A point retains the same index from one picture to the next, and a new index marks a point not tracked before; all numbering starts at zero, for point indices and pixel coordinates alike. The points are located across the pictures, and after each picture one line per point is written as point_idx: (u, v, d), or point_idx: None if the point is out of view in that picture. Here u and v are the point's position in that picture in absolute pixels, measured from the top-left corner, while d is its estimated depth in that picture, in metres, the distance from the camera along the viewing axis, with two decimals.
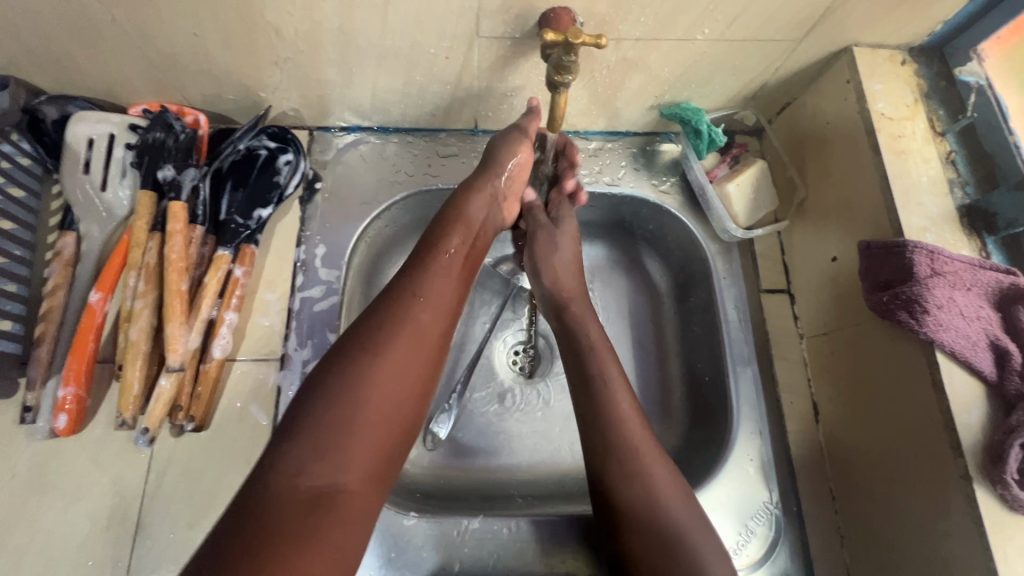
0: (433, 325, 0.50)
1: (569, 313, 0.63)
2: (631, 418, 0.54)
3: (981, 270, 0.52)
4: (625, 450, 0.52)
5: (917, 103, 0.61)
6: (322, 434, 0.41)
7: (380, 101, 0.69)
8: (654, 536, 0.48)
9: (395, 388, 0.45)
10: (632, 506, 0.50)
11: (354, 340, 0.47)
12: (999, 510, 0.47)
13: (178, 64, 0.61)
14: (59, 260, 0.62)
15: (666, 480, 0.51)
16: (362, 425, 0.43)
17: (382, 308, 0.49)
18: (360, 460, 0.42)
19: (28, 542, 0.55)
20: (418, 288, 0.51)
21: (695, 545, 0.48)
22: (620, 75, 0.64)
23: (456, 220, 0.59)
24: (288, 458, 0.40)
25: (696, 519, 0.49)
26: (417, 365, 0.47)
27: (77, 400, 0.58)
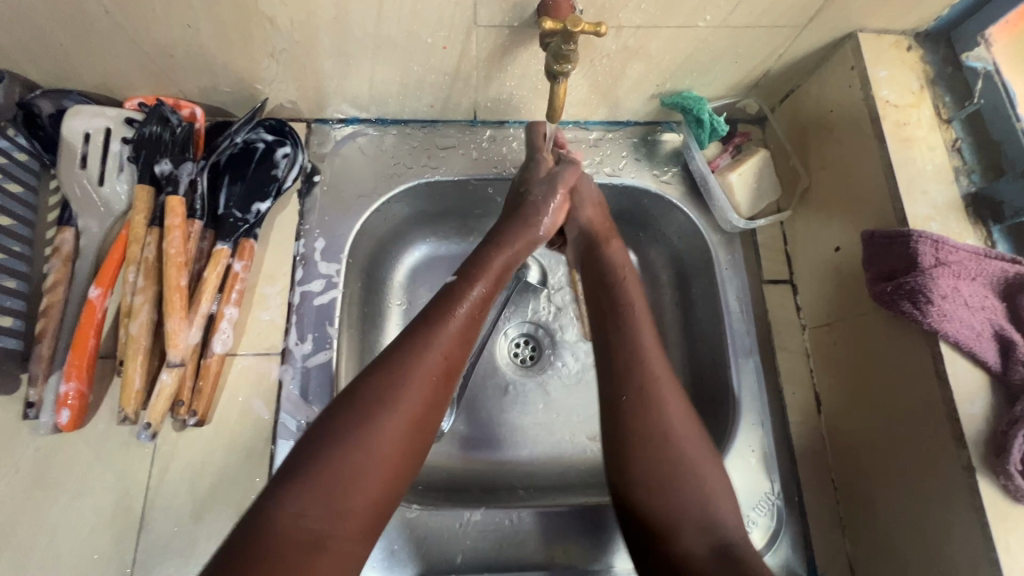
0: (447, 375, 0.50)
1: (604, 248, 0.64)
2: (649, 348, 0.55)
3: (986, 259, 0.52)
4: (641, 375, 0.52)
5: (923, 90, 0.60)
6: (327, 478, 0.42)
7: (378, 92, 0.68)
8: (664, 462, 0.49)
9: (403, 436, 0.45)
10: (645, 430, 0.50)
11: (367, 385, 0.46)
12: (1002, 501, 0.46)
13: (172, 57, 0.60)
14: (59, 256, 0.62)
15: (676, 407, 0.52)
16: (367, 471, 0.43)
17: (403, 350, 0.49)
18: (359, 506, 0.42)
19: (34, 536, 0.56)
20: (437, 336, 0.51)
21: (699, 472, 0.49)
22: (620, 63, 0.63)
23: (480, 267, 0.58)
24: (291, 499, 0.41)
25: (703, 445, 0.51)
26: (429, 412, 0.47)
27: (79, 396, 0.58)
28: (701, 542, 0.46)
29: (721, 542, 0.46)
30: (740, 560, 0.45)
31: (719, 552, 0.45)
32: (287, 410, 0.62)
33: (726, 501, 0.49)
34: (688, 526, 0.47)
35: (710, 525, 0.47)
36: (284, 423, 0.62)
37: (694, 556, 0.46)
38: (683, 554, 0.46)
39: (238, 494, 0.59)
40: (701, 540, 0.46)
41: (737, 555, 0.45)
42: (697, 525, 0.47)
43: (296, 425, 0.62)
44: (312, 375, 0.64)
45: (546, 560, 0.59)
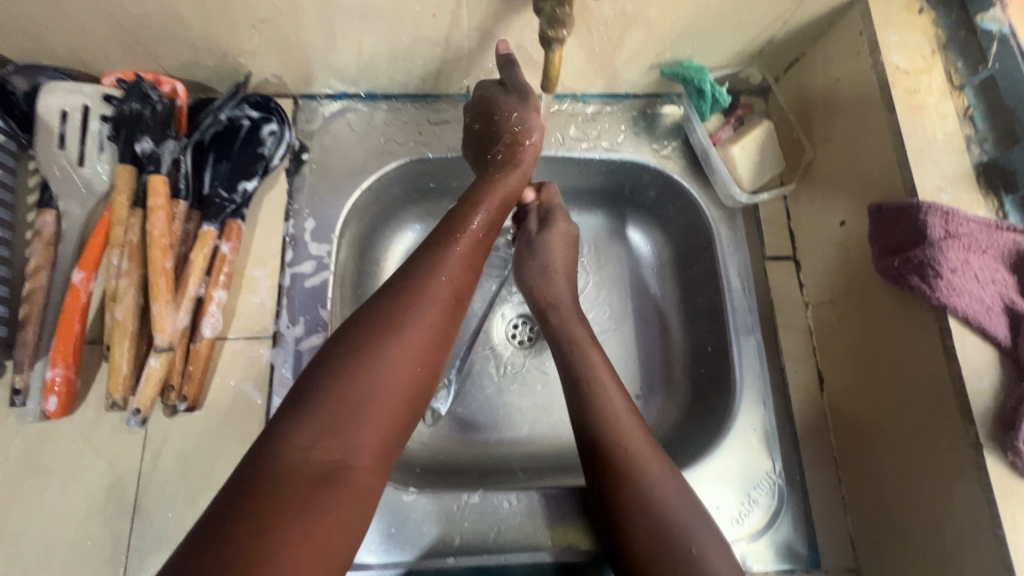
0: (452, 304, 0.49)
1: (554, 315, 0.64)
2: (623, 418, 0.54)
3: (997, 231, 0.50)
4: (614, 449, 0.51)
5: (934, 55, 0.57)
6: (337, 404, 0.41)
7: (366, 64, 0.66)
8: (648, 529, 0.47)
9: (414, 362, 0.45)
10: (625, 501, 0.49)
11: (373, 314, 0.46)
12: (1011, 478, 0.45)
13: (149, 29, 0.58)
14: (40, 239, 0.60)
15: (661, 476, 0.50)
16: (378, 398, 0.42)
17: (401, 286, 0.48)
18: (373, 434, 0.42)
19: (27, 523, 0.55)
20: (442, 263, 0.50)
21: (689, 542, 0.46)
22: (618, 31, 0.60)
23: (481, 198, 0.58)
24: (304, 426, 0.40)
25: (691, 508, 0.48)
26: (433, 343, 0.47)
27: (67, 382, 0.57)
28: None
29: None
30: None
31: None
32: (280, 394, 0.61)
33: (720, 562, 0.45)
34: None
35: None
36: (277, 407, 0.60)
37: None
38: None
39: None
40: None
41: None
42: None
43: None
44: (305, 359, 0.62)
45: (546, 540, 0.59)
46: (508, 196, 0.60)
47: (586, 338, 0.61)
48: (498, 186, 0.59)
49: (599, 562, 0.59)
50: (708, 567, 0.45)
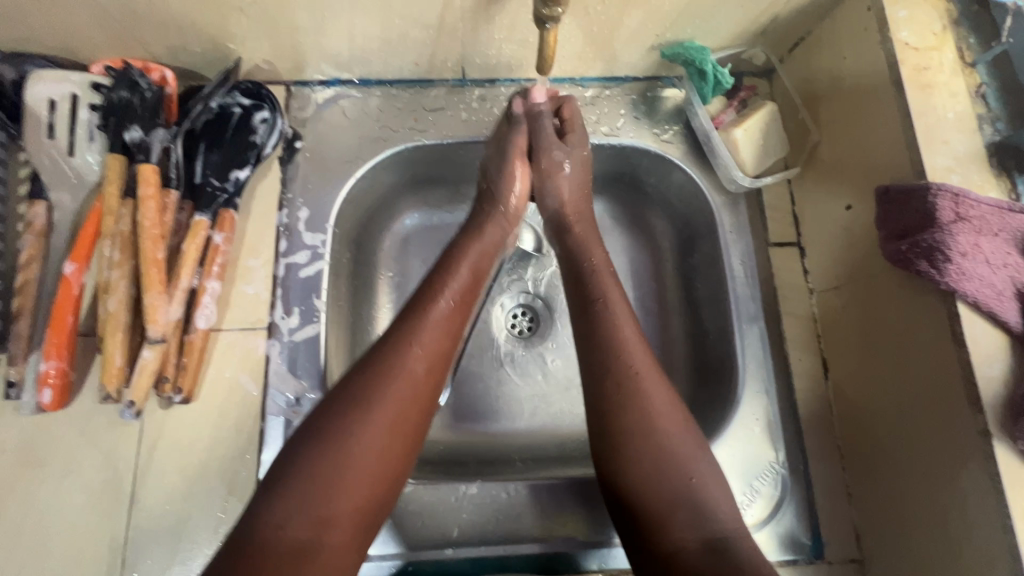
0: (429, 371, 0.50)
1: (570, 234, 0.63)
2: (631, 342, 0.53)
3: (1010, 213, 0.48)
4: (623, 372, 0.51)
5: (945, 31, 0.55)
6: (308, 486, 0.43)
7: (358, 49, 0.64)
8: (651, 457, 0.48)
9: (385, 438, 0.46)
10: (629, 425, 0.49)
11: (346, 392, 0.47)
12: (1020, 467, 0.44)
13: (136, 14, 0.56)
14: (31, 231, 0.59)
15: (666, 405, 0.50)
16: (349, 476, 0.44)
17: (376, 357, 0.49)
18: (345, 511, 0.43)
19: (25, 515, 0.55)
20: (415, 335, 0.51)
21: (690, 472, 0.47)
22: (616, 10, 0.58)
23: (456, 263, 0.58)
24: (276, 510, 0.42)
25: (693, 441, 0.49)
26: (408, 413, 0.48)
27: (61, 374, 0.56)
28: (693, 536, 0.45)
29: (711, 535, 0.45)
30: (732, 555, 0.43)
31: (710, 544, 0.44)
32: (276, 385, 0.60)
33: (719, 492, 0.47)
34: (677, 520, 0.45)
35: (698, 520, 0.45)
36: (273, 398, 0.60)
37: (686, 552, 0.44)
38: (677, 547, 0.45)
39: (229, 471, 0.58)
40: (693, 535, 0.45)
41: (728, 551, 0.44)
42: (687, 518, 0.46)
43: (285, 401, 0.60)
44: (300, 349, 0.62)
45: (545, 531, 0.58)
46: (486, 259, 0.60)
47: (606, 272, 0.59)
48: (478, 242, 0.61)
49: (600, 552, 0.58)
50: (708, 496, 0.47)
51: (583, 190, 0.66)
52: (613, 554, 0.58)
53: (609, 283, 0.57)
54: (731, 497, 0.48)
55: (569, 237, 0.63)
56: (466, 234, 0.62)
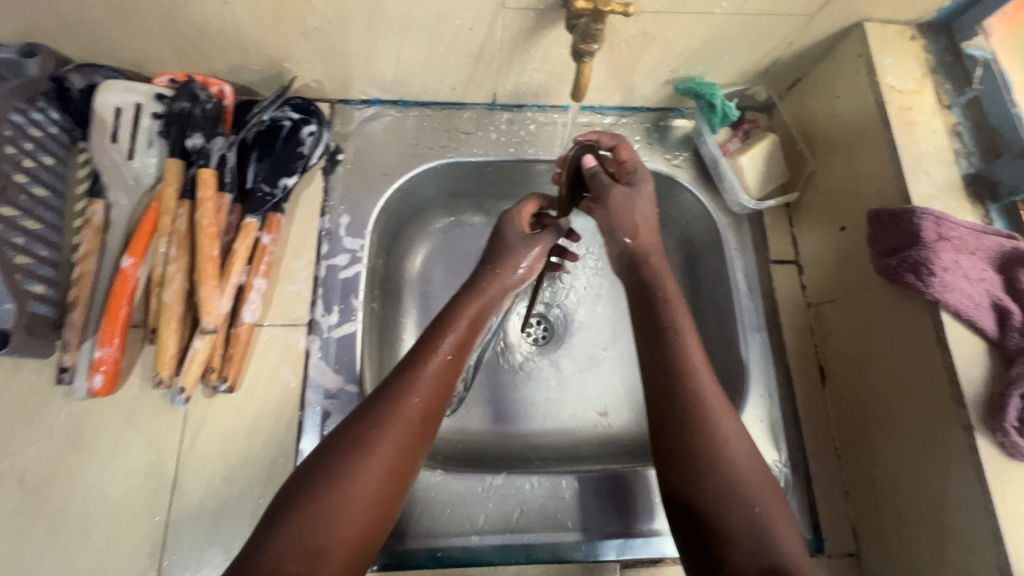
0: (424, 418, 0.51)
1: (648, 264, 0.62)
2: (701, 372, 0.54)
3: (984, 235, 0.55)
4: (690, 399, 0.52)
5: (925, 77, 0.63)
6: (304, 520, 0.44)
7: (402, 73, 0.70)
8: (716, 484, 0.48)
9: (379, 478, 0.47)
10: (694, 447, 0.50)
11: (347, 433, 0.49)
12: (999, 458, 0.49)
13: (206, 34, 0.62)
14: (90, 227, 0.63)
15: (734, 437, 0.51)
16: (342, 514, 0.45)
17: (375, 403, 0.51)
18: (339, 546, 0.44)
19: (69, 497, 0.57)
20: (413, 383, 0.53)
21: (753, 503, 0.48)
22: (638, 48, 0.65)
23: (455, 317, 0.59)
24: (273, 541, 0.43)
25: (760, 473, 0.50)
26: (403, 458, 0.49)
27: (114, 361, 0.60)
28: (752, 564, 0.45)
29: (770, 565, 0.45)
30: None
31: (768, 571, 0.44)
32: (314, 377, 0.64)
33: (781, 525, 0.47)
34: (736, 541, 0.46)
35: (759, 548, 0.46)
36: (312, 390, 0.64)
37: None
38: (733, 571, 0.45)
39: (267, 458, 0.61)
40: (750, 560, 0.45)
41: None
42: (746, 543, 0.46)
43: (322, 393, 0.64)
44: (337, 347, 0.65)
45: (567, 522, 0.62)
46: (483, 315, 0.62)
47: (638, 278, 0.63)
48: (481, 298, 0.62)
49: (617, 542, 0.62)
50: (770, 528, 0.47)
51: (653, 222, 0.64)
52: (628, 545, 0.62)
53: (680, 312, 0.57)
54: (793, 529, 0.48)
55: (645, 268, 0.62)
56: (470, 290, 0.63)
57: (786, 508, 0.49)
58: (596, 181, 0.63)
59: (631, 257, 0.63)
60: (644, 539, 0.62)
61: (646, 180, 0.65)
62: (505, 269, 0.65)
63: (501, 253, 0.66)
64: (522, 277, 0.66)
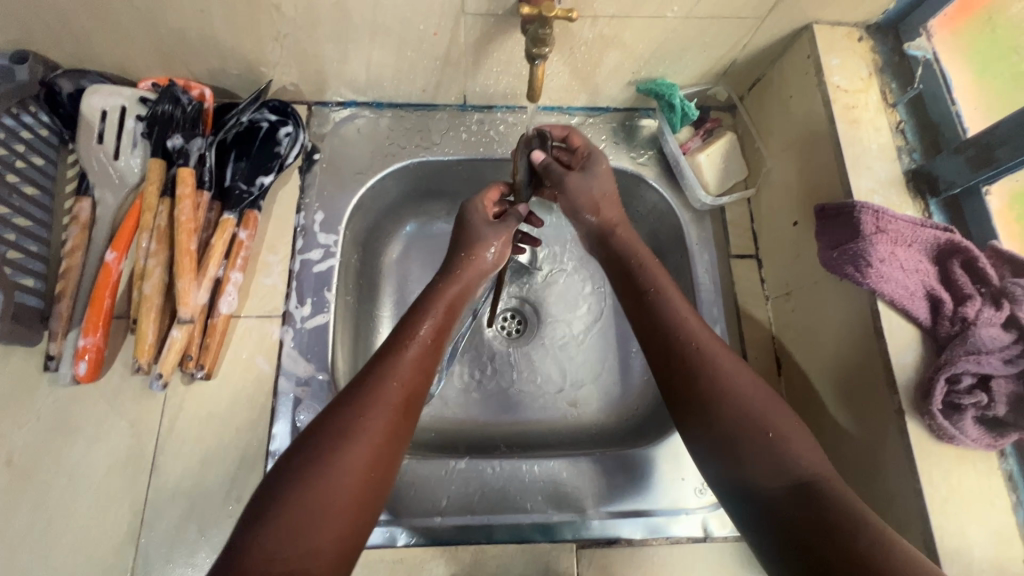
0: (408, 401, 0.52)
1: (615, 236, 0.65)
2: (692, 320, 0.56)
3: (921, 228, 0.57)
4: (685, 347, 0.54)
5: (872, 77, 0.65)
6: (296, 514, 0.43)
7: (374, 77, 0.74)
8: (729, 414, 0.50)
9: (368, 466, 0.47)
10: (699, 389, 0.52)
11: (332, 422, 0.48)
12: (928, 439, 0.52)
13: (184, 41, 0.65)
14: (77, 223, 0.67)
15: (735, 371, 0.53)
16: (334, 505, 0.44)
17: (358, 390, 0.51)
18: (332, 539, 0.43)
19: (54, 477, 0.61)
20: (394, 369, 0.53)
21: (767, 428, 0.48)
22: (597, 51, 0.68)
23: (433, 303, 0.61)
24: (263, 539, 0.42)
25: (769, 401, 0.50)
26: (390, 442, 0.49)
27: (97, 349, 0.63)
28: (779, 485, 0.46)
29: (797, 483, 0.45)
30: (822, 497, 0.44)
31: (797, 490, 0.44)
32: (287, 365, 0.67)
33: (799, 446, 0.47)
34: (759, 470, 0.47)
35: (783, 469, 0.46)
36: (285, 378, 0.67)
37: (776, 503, 0.45)
38: (765, 497, 0.46)
39: (242, 442, 0.64)
40: (778, 485, 0.46)
41: (818, 494, 0.44)
42: (770, 472, 0.46)
43: (295, 381, 0.67)
44: (311, 337, 0.69)
45: (528, 504, 0.65)
46: (463, 296, 0.64)
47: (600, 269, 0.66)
48: (446, 292, 0.63)
49: (576, 524, 0.64)
50: (788, 450, 0.47)
51: (614, 197, 0.67)
52: (587, 526, 0.64)
53: (658, 271, 0.61)
54: (813, 448, 0.48)
55: (613, 240, 0.66)
56: (446, 275, 0.65)
57: (804, 428, 0.49)
58: (551, 171, 0.67)
59: (600, 232, 0.67)
60: (601, 521, 0.64)
61: (601, 160, 0.68)
62: (476, 256, 0.66)
63: (470, 237, 0.67)
64: (495, 257, 0.68)
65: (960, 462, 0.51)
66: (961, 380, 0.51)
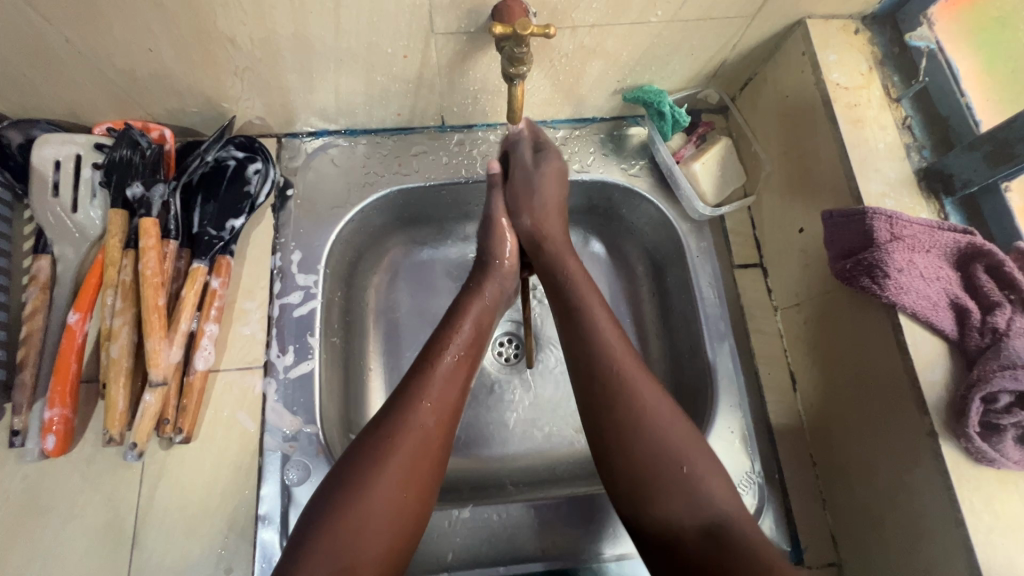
0: (440, 422, 0.52)
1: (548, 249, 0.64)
2: (615, 342, 0.55)
3: (939, 231, 0.53)
4: (609, 371, 0.53)
5: (872, 71, 0.62)
6: (333, 536, 0.45)
7: (345, 105, 0.69)
8: (639, 451, 0.49)
9: (401, 489, 0.48)
10: (620, 423, 0.51)
11: (361, 446, 0.50)
12: (965, 463, 0.48)
13: (136, 81, 0.61)
14: (36, 284, 0.62)
15: (654, 398, 0.52)
16: (368, 528, 0.46)
17: (388, 415, 0.51)
18: (368, 564, 0.45)
19: (27, 563, 0.57)
20: (424, 390, 0.53)
21: (682, 462, 0.49)
22: (579, 62, 0.64)
23: (459, 317, 0.60)
24: (304, 563, 0.44)
25: (686, 431, 0.51)
26: (423, 464, 0.50)
27: (64, 421, 0.59)
28: (692, 524, 0.47)
29: (707, 521, 0.47)
30: (727, 537, 0.45)
31: (707, 530, 0.46)
32: (273, 421, 0.63)
33: (710, 479, 0.49)
34: (672, 504, 0.47)
35: (695, 506, 0.47)
36: (271, 434, 0.62)
37: (686, 541, 0.46)
38: (676, 537, 0.47)
39: (230, 506, 0.60)
40: (691, 523, 0.47)
41: (725, 531, 0.46)
42: (683, 508, 0.47)
43: (282, 436, 0.63)
44: (295, 387, 0.64)
45: (539, 551, 0.61)
46: (486, 314, 0.62)
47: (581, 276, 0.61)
48: (472, 310, 0.61)
49: (590, 568, 0.60)
50: (701, 482, 0.48)
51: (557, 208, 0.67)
52: (603, 570, 0.60)
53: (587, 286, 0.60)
54: (724, 480, 0.49)
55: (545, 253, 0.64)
56: (466, 293, 0.63)
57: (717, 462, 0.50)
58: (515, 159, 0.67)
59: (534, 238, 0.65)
60: (618, 564, 0.60)
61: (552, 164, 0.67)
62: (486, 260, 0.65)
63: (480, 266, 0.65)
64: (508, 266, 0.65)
65: (1002, 484, 0.48)
66: (998, 399, 0.47)
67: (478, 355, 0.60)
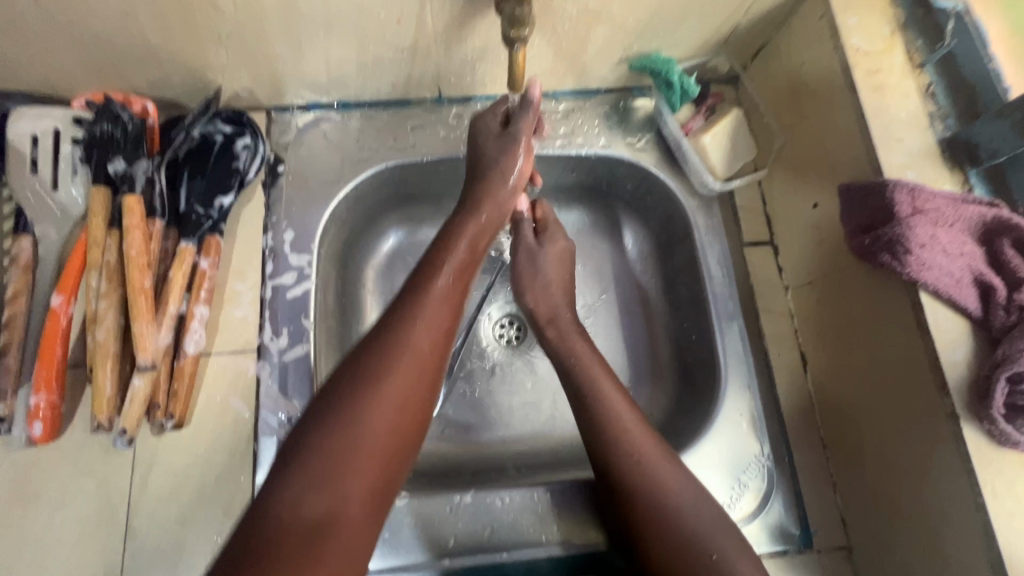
0: (434, 344, 0.49)
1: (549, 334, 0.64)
2: (629, 425, 0.54)
3: (963, 204, 0.50)
4: (624, 456, 0.52)
5: (894, 35, 0.58)
6: (321, 460, 0.42)
7: (336, 75, 0.66)
8: (666, 540, 0.48)
9: (394, 416, 0.45)
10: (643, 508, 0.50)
11: (349, 369, 0.47)
12: (987, 446, 0.46)
13: (114, 49, 0.57)
14: (17, 265, 0.59)
15: (676, 481, 0.51)
16: (358, 455, 0.43)
17: (379, 336, 0.48)
18: (357, 494, 0.42)
19: (18, 551, 0.55)
20: (417, 308, 0.50)
21: (709, 549, 0.47)
22: (584, 28, 0.61)
23: (455, 237, 0.57)
24: (287, 488, 0.41)
25: (714, 518, 0.49)
26: (417, 390, 0.47)
27: (51, 407, 0.56)
28: None
29: None
30: None
31: None
32: (267, 406, 0.61)
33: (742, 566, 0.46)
34: None
35: None
36: (266, 419, 0.61)
37: None
38: None
39: (225, 494, 0.58)
40: None
41: None
42: None
43: (278, 421, 0.61)
44: (290, 371, 0.62)
45: (543, 537, 0.59)
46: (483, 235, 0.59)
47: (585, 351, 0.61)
48: (466, 229, 0.58)
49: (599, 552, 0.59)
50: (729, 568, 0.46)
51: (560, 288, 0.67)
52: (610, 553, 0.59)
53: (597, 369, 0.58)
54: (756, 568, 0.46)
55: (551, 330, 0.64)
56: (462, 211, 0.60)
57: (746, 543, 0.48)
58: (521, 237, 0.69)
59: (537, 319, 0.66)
60: None
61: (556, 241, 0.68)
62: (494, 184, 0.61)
63: (487, 187, 0.60)
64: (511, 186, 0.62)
65: None
66: None
67: (472, 277, 0.57)
